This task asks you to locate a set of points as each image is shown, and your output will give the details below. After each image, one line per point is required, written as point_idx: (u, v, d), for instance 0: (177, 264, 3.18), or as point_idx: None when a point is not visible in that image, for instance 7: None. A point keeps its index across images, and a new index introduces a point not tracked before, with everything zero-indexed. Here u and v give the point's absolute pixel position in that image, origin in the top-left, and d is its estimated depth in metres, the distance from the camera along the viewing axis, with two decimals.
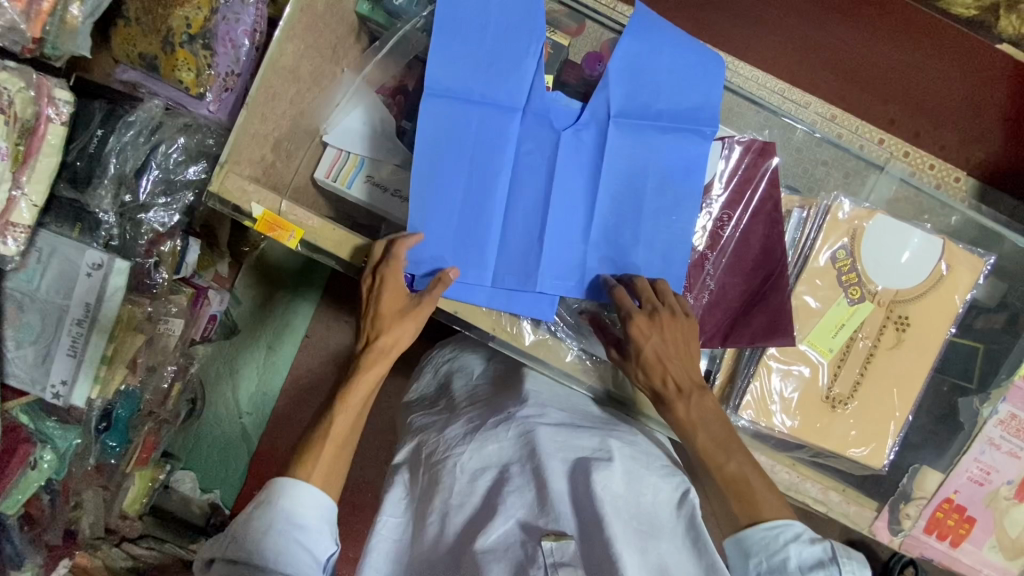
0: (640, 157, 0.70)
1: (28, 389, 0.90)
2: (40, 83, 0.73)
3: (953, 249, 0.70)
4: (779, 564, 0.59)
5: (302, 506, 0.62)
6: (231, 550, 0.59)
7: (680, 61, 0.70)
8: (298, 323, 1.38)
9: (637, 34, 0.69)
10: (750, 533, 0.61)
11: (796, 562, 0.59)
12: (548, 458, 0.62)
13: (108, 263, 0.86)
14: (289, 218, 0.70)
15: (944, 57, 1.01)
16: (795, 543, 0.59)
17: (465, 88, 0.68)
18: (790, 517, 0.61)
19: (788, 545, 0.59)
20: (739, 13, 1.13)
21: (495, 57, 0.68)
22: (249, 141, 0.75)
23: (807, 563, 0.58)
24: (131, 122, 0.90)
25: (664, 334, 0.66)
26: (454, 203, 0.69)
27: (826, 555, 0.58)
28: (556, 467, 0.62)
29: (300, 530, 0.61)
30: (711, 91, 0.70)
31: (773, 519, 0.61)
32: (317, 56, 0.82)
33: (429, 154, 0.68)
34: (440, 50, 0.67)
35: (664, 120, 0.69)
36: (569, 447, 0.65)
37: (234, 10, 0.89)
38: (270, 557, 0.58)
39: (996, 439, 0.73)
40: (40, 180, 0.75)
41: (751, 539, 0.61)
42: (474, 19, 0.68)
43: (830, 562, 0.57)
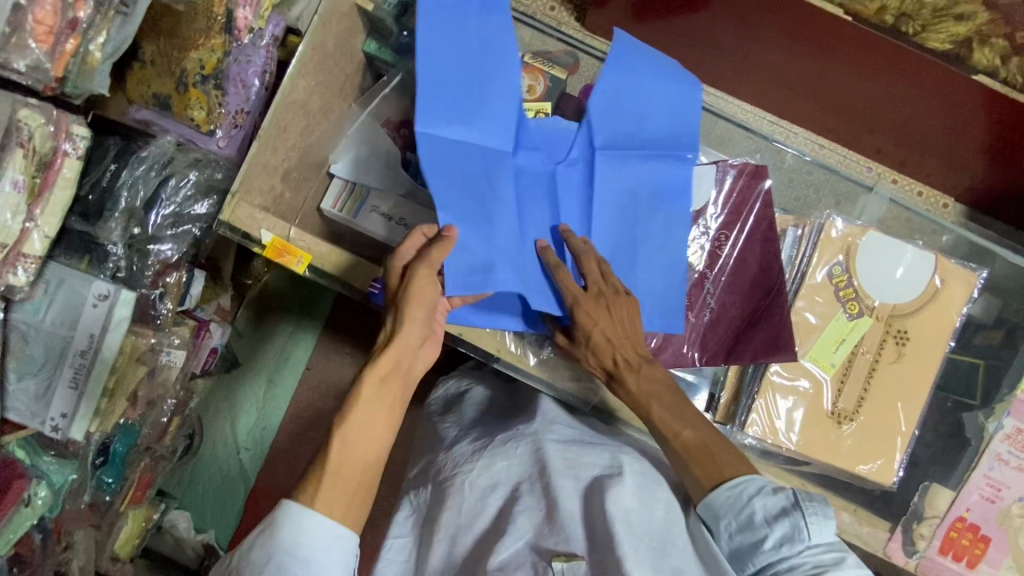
0: (629, 182, 0.73)
1: (27, 422, 0.89)
2: (60, 119, 0.75)
3: (945, 264, 0.71)
4: (747, 520, 0.60)
5: (311, 535, 0.56)
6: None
7: (661, 89, 0.72)
8: (299, 355, 1.37)
9: (619, 64, 0.70)
10: (716, 495, 0.62)
11: (762, 515, 0.59)
12: (559, 476, 0.62)
13: (114, 294, 0.88)
14: (299, 245, 0.72)
15: (928, 89, 1.03)
16: (758, 496, 0.60)
17: (464, 105, 0.66)
18: (750, 473, 0.62)
19: (753, 500, 0.60)
20: (723, 51, 1.19)
21: (484, 88, 0.67)
22: (261, 171, 0.78)
23: (773, 513, 0.59)
24: (142, 158, 0.93)
25: (611, 314, 0.66)
26: (472, 217, 0.64)
27: (789, 501, 0.59)
28: (566, 485, 0.62)
29: (305, 563, 0.56)
30: (691, 118, 0.72)
31: (733, 476, 0.62)
32: (325, 93, 0.86)
33: (441, 171, 0.63)
34: (435, 64, 0.64)
35: (649, 147, 0.72)
36: (580, 464, 0.65)
37: (246, 53, 0.94)
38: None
39: (1004, 454, 0.72)
40: (53, 213, 0.77)
41: (718, 500, 0.61)
42: (461, 46, 0.65)
43: (794, 508, 0.59)
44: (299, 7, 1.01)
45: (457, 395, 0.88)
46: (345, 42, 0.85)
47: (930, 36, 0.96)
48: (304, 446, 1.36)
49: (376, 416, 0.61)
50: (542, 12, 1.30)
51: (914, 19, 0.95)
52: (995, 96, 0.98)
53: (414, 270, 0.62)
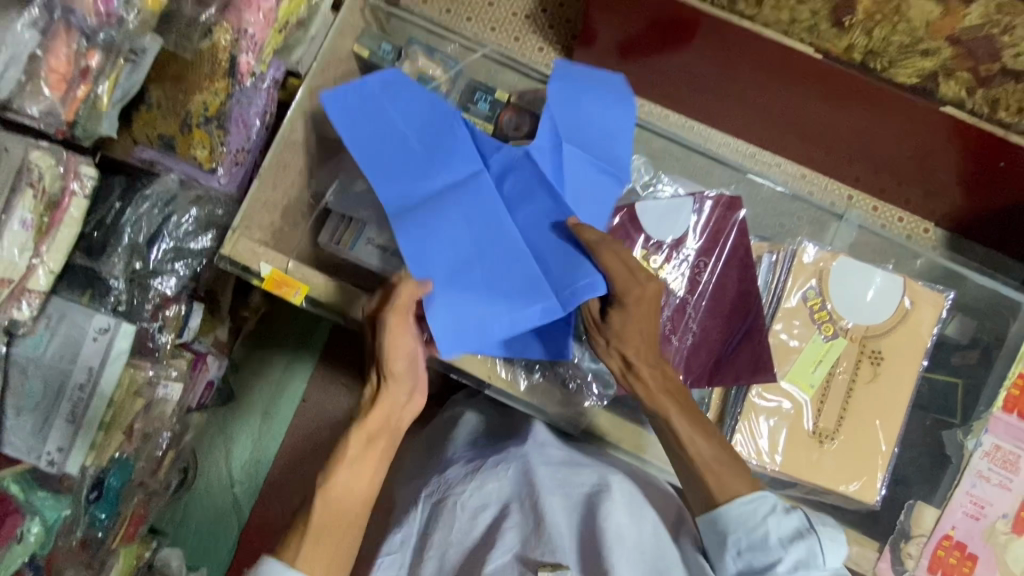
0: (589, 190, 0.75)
1: (23, 457, 0.90)
2: (69, 160, 0.77)
3: (914, 286, 0.74)
4: (760, 539, 0.62)
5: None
6: None
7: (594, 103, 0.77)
8: (295, 386, 1.38)
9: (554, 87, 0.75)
10: (728, 510, 0.64)
11: (776, 536, 0.62)
12: (548, 494, 0.66)
13: (115, 327, 0.90)
14: (296, 277, 0.74)
15: (895, 117, 1.09)
16: (773, 518, 0.63)
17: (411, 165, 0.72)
18: (764, 491, 0.64)
19: (767, 519, 0.63)
20: (703, 87, 1.25)
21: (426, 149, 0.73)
22: (261, 207, 0.82)
23: (788, 535, 0.62)
24: (146, 195, 0.97)
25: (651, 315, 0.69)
26: (447, 260, 0.69)
27: (803, 525, 0.62)
28: (555, 502, 0.66)
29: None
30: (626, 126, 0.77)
31: (750, 494, 0.64)
32: (323, 133, 0.91)
33: (407, 226, 0.69)
34: (383, 141, 0.72)
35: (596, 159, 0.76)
36: (569, 482, 0.68)
37: (248, 96, 0.97)
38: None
39: (984, 471, 0.74)
40: (59, 249, 0.80)
41: (730, 516, 0.64)
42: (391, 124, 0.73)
43: (809, 530, 0.62)
44: (300, 51, 1.04)
45: (450, 421, 0.90)
46: (343, 85, 0.90)
47: (898, 71, 1.00)
48: (299, 479, 1.36)
49: (365, 464, 0.66)
50: (531, 54, 1.37)
51: (880, 56, 0.99)
52: (960, 125, 1.04)
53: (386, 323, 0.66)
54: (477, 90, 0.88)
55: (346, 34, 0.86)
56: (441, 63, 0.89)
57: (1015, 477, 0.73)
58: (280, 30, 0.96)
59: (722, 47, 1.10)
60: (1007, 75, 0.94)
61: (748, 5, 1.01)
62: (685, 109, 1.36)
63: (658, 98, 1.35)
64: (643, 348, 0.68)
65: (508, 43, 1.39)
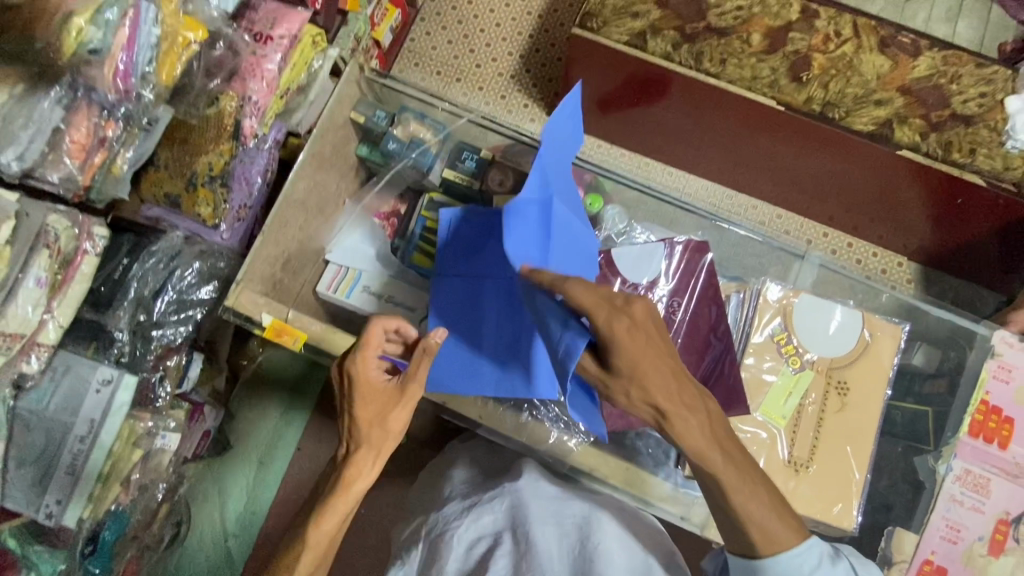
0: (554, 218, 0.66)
1: (22, 509, 0.91)
2: (83, 222, 0.83)
3: (872, 320, 0.79)
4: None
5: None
6: None
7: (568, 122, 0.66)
8: (291, 435, 1.38)
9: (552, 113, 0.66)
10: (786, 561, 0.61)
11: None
12: (538, 523, 0.69)
13: (117, 378, 0.92)
14: (295, 325, 0.78)
15: (858, 162, 1.16)
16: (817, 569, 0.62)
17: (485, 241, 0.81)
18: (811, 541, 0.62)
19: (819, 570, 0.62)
20: (678, 136, 1.33)
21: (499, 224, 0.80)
22: (263, 261, 0.86)
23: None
24: (153, 251, 1.02)
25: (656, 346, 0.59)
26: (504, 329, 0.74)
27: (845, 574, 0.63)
28: (546, 531, 0.69)
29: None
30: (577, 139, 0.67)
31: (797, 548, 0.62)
32: (323, 191, 0.97)
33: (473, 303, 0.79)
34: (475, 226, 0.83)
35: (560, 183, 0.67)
36: (560, 514, 0.71)
37: (250, 156, 1.05)
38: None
39: (957, 495, 0.76)
40: (69, 304, 0.84)
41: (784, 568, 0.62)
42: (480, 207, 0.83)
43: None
44: (300, 113, 1.13)
45: (444, 462, 0.92)
46: (342, 147, 0.97)
47: (855, 120, 1.09)
48: None
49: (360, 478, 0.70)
50: (516, 111, 1.47)
51: (838, 106, 1.09)
52: (924, 168, 1.09)
53: (354, 372, 0.70)
54: (464, 150, 0.96)
55: (344, 102, 0.94)
56: (431, 128, 0.97)
57: (987, 499, 0.76)
58: (281, 96, 1.05)
59: (693, 100, 1.17)
60: (956, 119, 1.08)
61: (713, 64, 1.10)
62: (663, 155, 1.43)
63: (638, 147, 1.43)
64: (670, 393, 0.59)
65: (495, 101, 1.48)
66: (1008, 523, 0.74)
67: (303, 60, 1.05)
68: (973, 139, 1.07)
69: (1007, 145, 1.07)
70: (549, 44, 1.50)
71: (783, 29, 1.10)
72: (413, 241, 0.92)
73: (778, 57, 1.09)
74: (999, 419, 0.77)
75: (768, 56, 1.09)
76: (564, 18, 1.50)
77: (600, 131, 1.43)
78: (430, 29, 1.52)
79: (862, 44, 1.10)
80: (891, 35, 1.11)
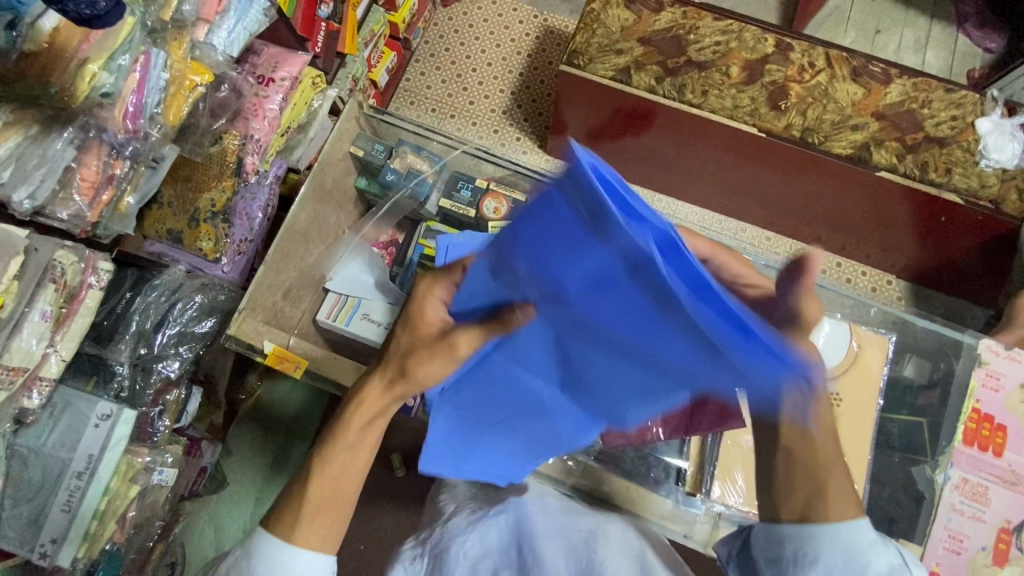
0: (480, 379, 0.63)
1: (15, 550, 0.89)
2: (89, 257, 0.85)
3: (859, 331, 0.81)
4: (858, 567, 0.52)
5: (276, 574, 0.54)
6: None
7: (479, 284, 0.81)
8: (288, 471, 1.35)
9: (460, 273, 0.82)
10: (834, 531, 0.53)
11: (874, 568, 0.53)
12: (546, 536, 0.66)
13: (117, 413, 0.92)
14: (296, 352, 0.80)
15: (843, 184, 1.18)
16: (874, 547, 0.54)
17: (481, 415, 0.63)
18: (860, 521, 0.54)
19: (869, 548, 0.53)
20: (665, 164, 1.38)
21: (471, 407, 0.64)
22: (264, 290, 0.88)
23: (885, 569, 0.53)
24: (155, 285, 1.04)
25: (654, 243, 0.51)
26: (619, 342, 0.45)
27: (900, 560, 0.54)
28: (555, 542, 0.66)
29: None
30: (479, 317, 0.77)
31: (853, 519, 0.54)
32: (322, 221, 0.99)
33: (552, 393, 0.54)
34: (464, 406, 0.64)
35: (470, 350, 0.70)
36: (567, 528, 0.69)
37: (251, 192, 1.11)
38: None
39: (957, 504, 0.77)
40: (72, 337, 0.85)
41: (833, 542, 0.53)
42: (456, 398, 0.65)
43: (902, 567, 0.54)
44: (300, 151, 1.17)
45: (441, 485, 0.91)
46: (341, 180, 1.01)
47: (834, 142, 1.13)
48: None
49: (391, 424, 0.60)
50: (509, 144, 1.53)
51: (817, 131, 1.13)
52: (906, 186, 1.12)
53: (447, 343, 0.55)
54: (460, 179, 1.00)
55: (343, 138, 0.98)
56: (428, 159, 1.01)
57: (987, 508, 0.77)
58: (282, 135, 1.09)
59: (676, 128, 1.22)
60: (930, 141, 1.13)
61: (696, 95, 1.16)
62: (654, 184, 1.48)
63: (629, 177, 1.48)
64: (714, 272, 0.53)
65: (489, 135, 1.54)
66: (1010, 532, 0.76)
67: (304, 100, 1.11)
68: (948, 158, 1.12)
69: (980, 164, 1.12)
70: (539, 82, 1.56)
71: (760, 61, 1.17)
72: (411, 267, 0.97)
73: (756, 88, 1.15)
74: (992, 426, 0.80)
75: (747, 87, 1.16)
76: (552, 56, 1.58)
77: None
78: (424, 69, 1.59)
79: (835, 74, 1.16)
80: (862, 65, 1.17)
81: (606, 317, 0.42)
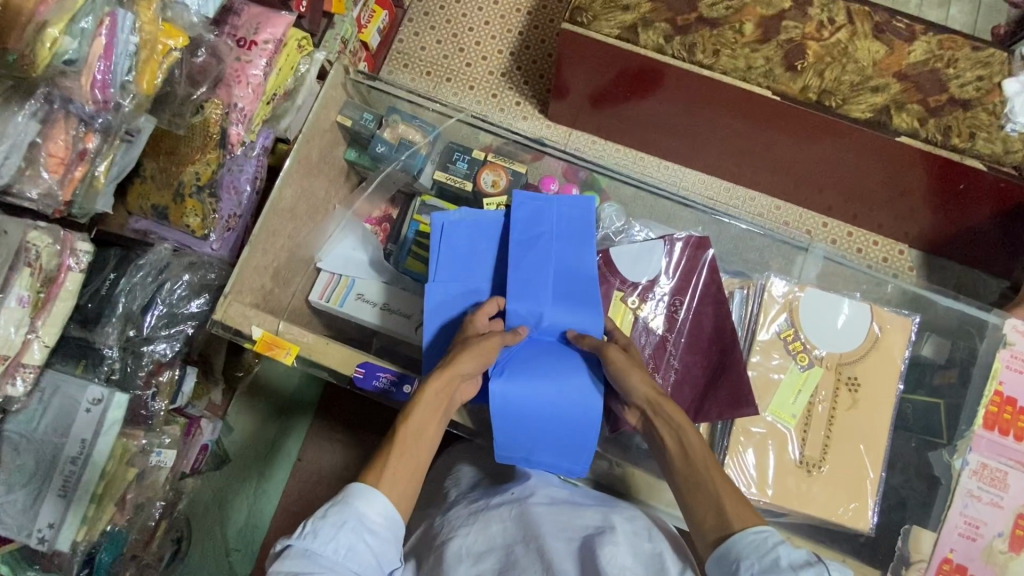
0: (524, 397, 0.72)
1: (13, 536, 0.88)
2: (66, 238, 0.81)
3: (880, 313, 0.77)
4: (771, 564, 0.52)
5: (378, 511, 0.56)
6: (308, 541, 0.53)
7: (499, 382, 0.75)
8: (291, 447, 1.34)
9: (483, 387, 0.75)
10: (740, 537, 0.55)
11: (787, 561, 0.52)
12: (550, 538, 0.65)
13: (108, 397, 0.90)
14: (287, 337, 0.76)
15: (856, 151, 1.12)
16: (784, 545, 0.54)
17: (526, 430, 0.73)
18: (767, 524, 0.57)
19: (779, 546, 0.53)
20: (670, 129, 1.31)
21: (524, 432, 0.73)
22: (251, 272, 0.84)
23: (798, 562, 0.52)
24: (141, 265, 1.00)
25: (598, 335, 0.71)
26: (566, 290, 0.78)
27: (813, 557, 0.53)
28: (559, 547, 0.64)
29: (371, 536, 0.55)
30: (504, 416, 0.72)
31: (755, 524, 0.56)
32: (310, 196, 0.94)
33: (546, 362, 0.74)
34: (519, 424, 0.72)
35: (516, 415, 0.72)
36: (572, 526, 0.67)
37: (238, 163, 1.05)
38: (341, 554, 0.53)
39: (975, 490, 0.76)
40: (53, 323, 0.82)
41: (742, 542, 0.55)
42: (522, 428, 0.72)
43: (818, 561, 0.52)
44: (288, 119, 1.10)
45: (441, 470, 0.89)
46: (329, 152, 0.95)
47: (852, 107, 1.06)
48: None
49: (431, 420, 0.64)
50: (510, 110, 1.45)
51: (834, 94, 1.06)
52: (926, 154, 1.05)
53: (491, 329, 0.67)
54: (455, 150, 0.94)
55: (329, 106, 0.92)
56: (420, 129, 0.96)
57: (1005, 493, 0.76)
58: (268, 102, 1.02)
59: (684, 92, 1.15)
60: (954, 103, 1.06)
61: (706, 55, 1.08)
62: (656, 150, 1.42)
63: (633, 143, 1.42)
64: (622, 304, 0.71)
65: (487, 99, 1.46)
66: None
67: (290, 64, 1.03)
68: (972, 122, 1.05)
69: (1005, 128, 1.05)
70: (539, 41, 1.47)
71: (776, 18, 1.09)
72: (405, 246, 0.92)
73: (771, 47, 1.08)
74: (1014, 410, 0.79)
75: (761, 46, 1.08)
76: (553, 14, 1.48)
77: (592, 125, 1.41)
78: (418, 29, 1.50)
79: (856, 31, 1.08)
80: (886, 21, 1.09)
81: (546, 243, 0.79)
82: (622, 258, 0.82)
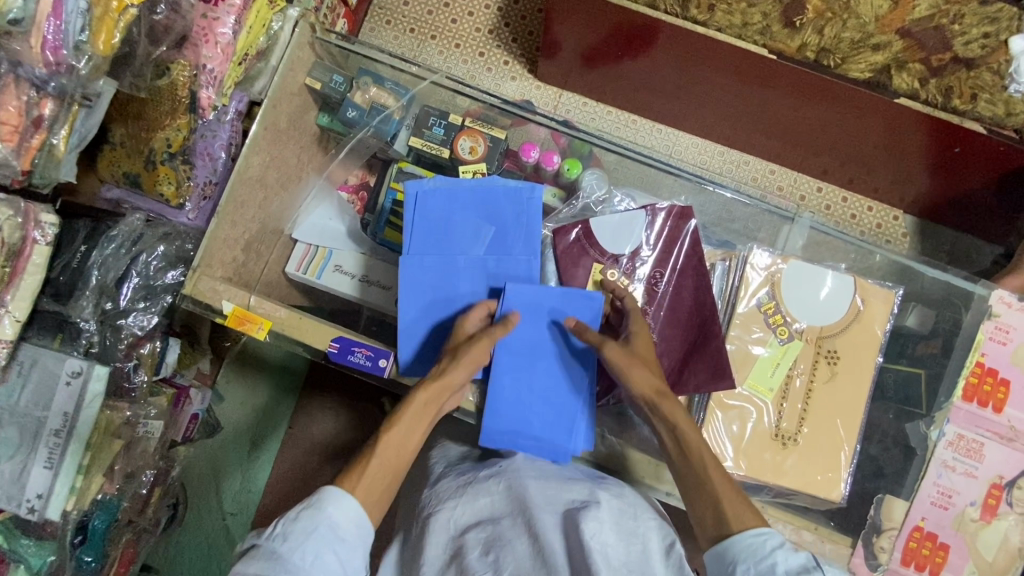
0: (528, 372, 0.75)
1: (3, 505, 0.88)
2: (28, 210, 0.79)
3: (864, 284, 0.76)
4: (767, 569, 0.56)
5: (349, 519, 0.58)
6: (274, 544, 0.55)
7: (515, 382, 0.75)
8: (281, 416, 1.35)
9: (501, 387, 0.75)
10: (739, 539, 0.58)
11: (784, 569, 0.55)
12: (540, 511, 0.65)
13: (88, 370, 0.88)
14: (258, 312, 0.75)
15: (855, 114, 1.08)
16: (782, 549, 0.57)
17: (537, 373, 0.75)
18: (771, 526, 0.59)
19: (776, 551, 0.57)
20: (663, 91, 1.27)
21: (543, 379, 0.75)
22: (220, 245, 0.82)
23: (795, 569, 0.55)
24: (112, 237, 0.98)
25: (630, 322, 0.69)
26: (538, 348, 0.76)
27: (810, 562, 0.56)
28: (547, 519, 0.65)
29: (339, 545, 0.57)
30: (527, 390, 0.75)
31: (758, 525, 0.59)
32: (278, 165, 0.90)
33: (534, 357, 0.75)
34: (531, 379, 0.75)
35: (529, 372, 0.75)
36: (560, 497, 0.68)
37: (211, 129, 1.02)
38: (307, 561, 0.55)
39: (949, 461, 0.78)
40: (24, 297, 0.80)
41: (739, 544, 0.58)
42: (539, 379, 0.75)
43: (816, 568, 0.55)
44: (261, 81, 1.04)
45: (426, 442, 0.90)
46: (299, 118, 0.91)
47: (851, 67, 1.03)
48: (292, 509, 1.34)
49: (411, 407, 0.65)
50: (497, 71, 1.39)
51: (833, 53, 1.02)
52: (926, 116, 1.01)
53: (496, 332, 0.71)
54: (431, 115, 0.91)
55: (297, 67, 0.87)
56: (392, 92, 0.92)
57: (980, 463, 0.77)
58: (239, 63, 0.95)
59: (679, 52, 1.09)
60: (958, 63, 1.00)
61: (700, 11, 1.03)
62: (648, 112, 1.37)
63: (625, 104, 1.37)
64: None
65: (474, 59, 1.40)
66: (1001, 488, 0.77)
67: (261, 22, 0.95)
68: (975, 83, 1.01)
69: (1009, 89, 0.99)
70: None
71: None
72: (382, 217, 0.90)
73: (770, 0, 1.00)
74: (994, 381, 0.79)
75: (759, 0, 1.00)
76: None
77: (583, 84, 1.35)
78: None
79: None
80: None
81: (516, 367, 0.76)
82: (606, 222, 0.81)
